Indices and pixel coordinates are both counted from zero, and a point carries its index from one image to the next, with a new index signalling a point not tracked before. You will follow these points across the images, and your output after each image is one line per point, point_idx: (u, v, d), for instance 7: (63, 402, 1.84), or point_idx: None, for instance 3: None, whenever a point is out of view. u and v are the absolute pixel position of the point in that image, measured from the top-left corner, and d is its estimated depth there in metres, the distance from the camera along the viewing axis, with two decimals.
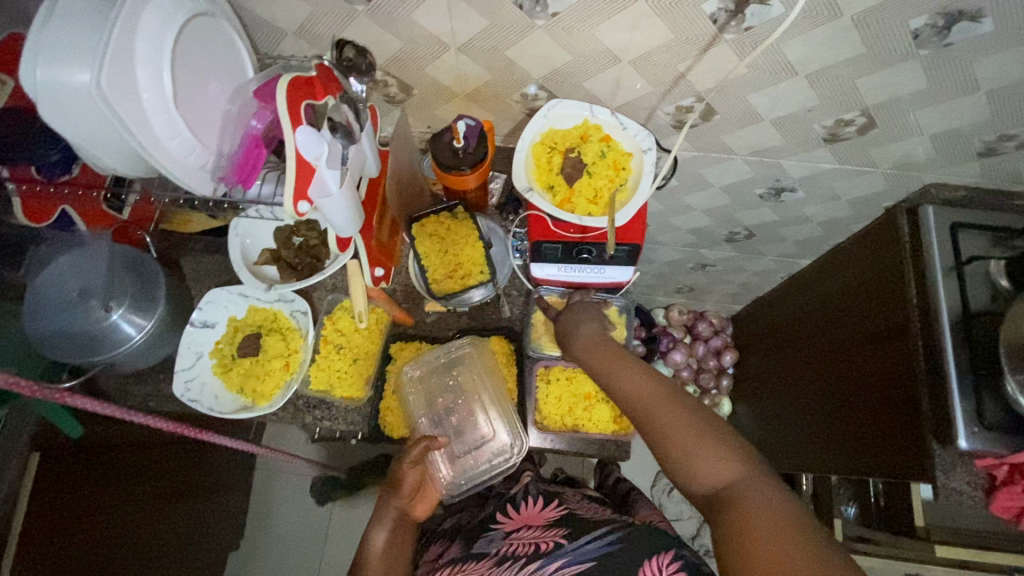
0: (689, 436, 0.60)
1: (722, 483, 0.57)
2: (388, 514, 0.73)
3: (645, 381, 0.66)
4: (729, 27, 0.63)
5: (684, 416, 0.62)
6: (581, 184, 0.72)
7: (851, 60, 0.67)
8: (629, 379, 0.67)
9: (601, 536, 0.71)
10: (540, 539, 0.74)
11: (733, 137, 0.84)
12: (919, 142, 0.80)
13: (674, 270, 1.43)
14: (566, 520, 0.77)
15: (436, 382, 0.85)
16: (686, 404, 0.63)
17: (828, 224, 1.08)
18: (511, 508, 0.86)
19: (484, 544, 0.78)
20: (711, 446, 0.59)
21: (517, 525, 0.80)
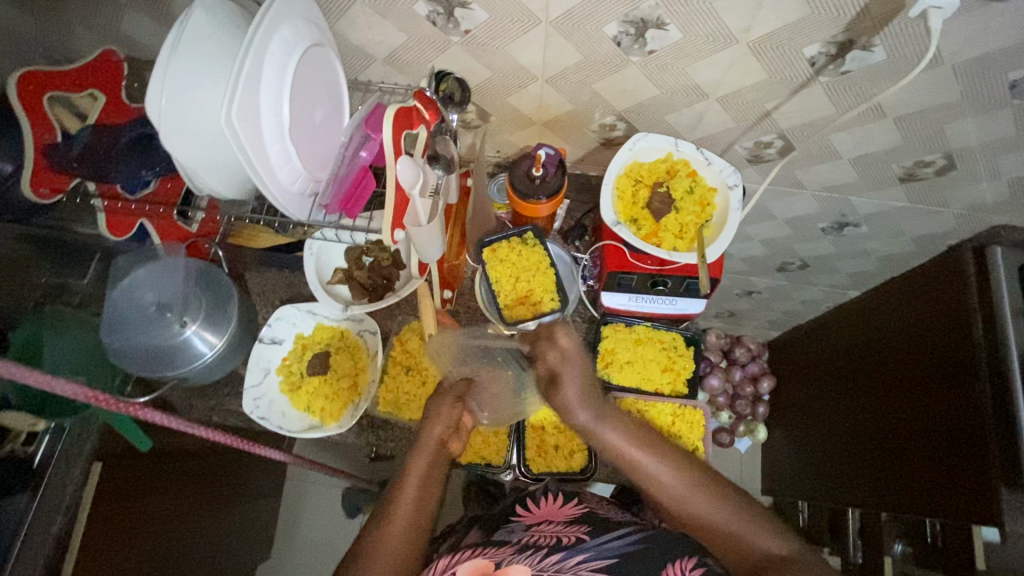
0: (729, 519, 0.64)
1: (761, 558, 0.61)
2: (428, 444, 0.69)
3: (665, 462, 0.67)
4: (826, 70, 0.64)
5: (718, 495, 0.65)
6: (668, 219, 0.72)
7: (944, 105, 0.67)
8: (656, 469, 0.67)
9: (624, 536, 0.66)
10: (563, 535, 0.68)
11: (807, 173, 0.84)
12: (996, 185, 0.80)
13: (718, 296, 1.43)
14: (591, 518, 0.71)
15: (467, 344, 0.84)
16: (717, 485, 0.66)
17: (885, 259, 1.08)
18: (531, 502, 0.78)
19: (504, 533, 0.71)
20: (750, 528, 0.63)
21: (537, 520, 0.73)
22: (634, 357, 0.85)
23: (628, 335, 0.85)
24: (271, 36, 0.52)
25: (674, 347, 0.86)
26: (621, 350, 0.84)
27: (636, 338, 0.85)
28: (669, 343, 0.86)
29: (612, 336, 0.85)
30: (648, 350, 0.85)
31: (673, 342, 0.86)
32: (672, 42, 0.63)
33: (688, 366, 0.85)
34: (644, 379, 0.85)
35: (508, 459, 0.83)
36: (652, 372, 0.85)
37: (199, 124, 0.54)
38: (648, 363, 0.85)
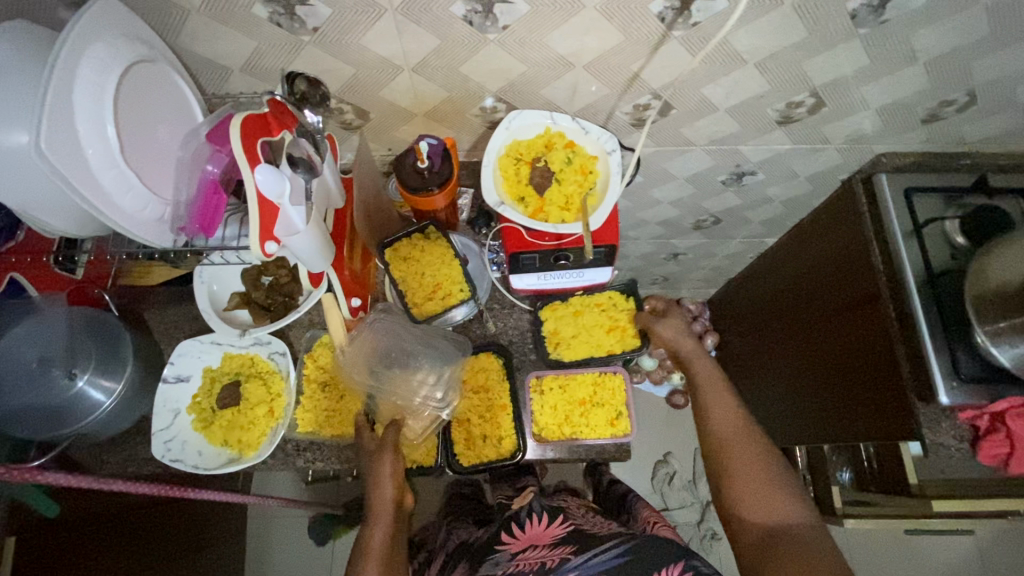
0: (758, 469, 0.70)
1: (778, 522, 0.65)
2: (382, 516, 0.71)
3: (731, 414, 0.75)
4: (676, 24, 0.65)
5: (754, 447, 0.72)
6: (552, 193, 0.71)
7: (796, 45, 0.69)
8: (713, 408, 0.76)
9: (609, 550, 0.71)
10: (547, 558, 0.73)
11: (691, 129, 0.85)
12: (867, 116, 0.84)
13: (648, 263, 1.45)
14: (573, 537, 0.77)
15: (376, 356, 0.79)
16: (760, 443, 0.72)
17: (789, 202, 1.11)
18: (516, 527, 0.84)
19: (490, 566, 0.76)
20: (775, 487, 0.68)
21: (523, 546, 0.78)
22: (577, 329, 0.84)
23: (566, 312, 0.84)
24: (81, 55, 0.49)
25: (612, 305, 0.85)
26: (563, 326, 0.84)
27: (574, 310, 0.84)
28: (607, 304, 0.84)
29: (551, 316, 0.84)
30: (587, 318, 0.84)
31: (609, 300, 0.85)
32: (521, 14, 0.63)
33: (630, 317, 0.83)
34: (595, 348, 0.83)
35: (438, 460, 0.79)
36: (601, 338, 0.83)
37: (17, 160, 0.50)
38: (592, 330, 0.84)
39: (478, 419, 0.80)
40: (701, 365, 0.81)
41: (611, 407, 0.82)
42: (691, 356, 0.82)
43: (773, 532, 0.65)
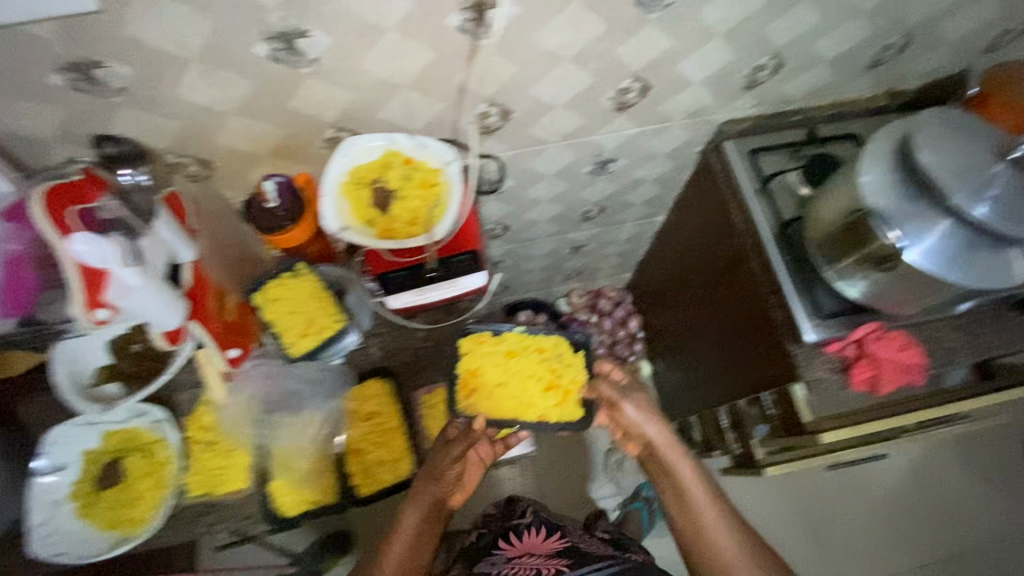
0: None
1: None
2: (423, 498, 0.80)
3: (727, 534, 0.79)
4: (480, 33, 0.68)
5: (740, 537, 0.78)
6: (396, 211, 0.71)
7: (600, 37, 0.73)
8: (714, 529, 0.79)
9: (600, 568, 0.85)
10: (543, 566, 0.90)
11: (538, 128, 0.89)
12: (694, 91, 0.90)
13: (556, 260, 1.49)
14: (566, 551, 0.94)
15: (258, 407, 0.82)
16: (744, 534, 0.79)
17: (661, 182, 1.17)
18: (514, 538, 1.04)
19: (487, 565, 0.95)
20: None
21: (519, 552, 0.98)
22: (509, 372, 0.85)
23: (493, 351, 0.85)
24: None
25: (559, 359, 0.87)
26: (491, 367, 0.84)
27: (508, 351, 0.85)
28: (550, 354, 0.86)
29: (474, 353, 0.84)
30: (523, 363, 0.86)
31: (556, 352, 0.87)
32: (326, 45, 0.65)
33: (574, 381, 0.85)
34: (522, 403, 0.84)
35: (339, 493, 0.81)
36: (530, 391, 0.85)
37: None
38: (522, 378, 0.85)
39: (371, 446, 0.84)
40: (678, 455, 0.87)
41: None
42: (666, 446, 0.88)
43: None
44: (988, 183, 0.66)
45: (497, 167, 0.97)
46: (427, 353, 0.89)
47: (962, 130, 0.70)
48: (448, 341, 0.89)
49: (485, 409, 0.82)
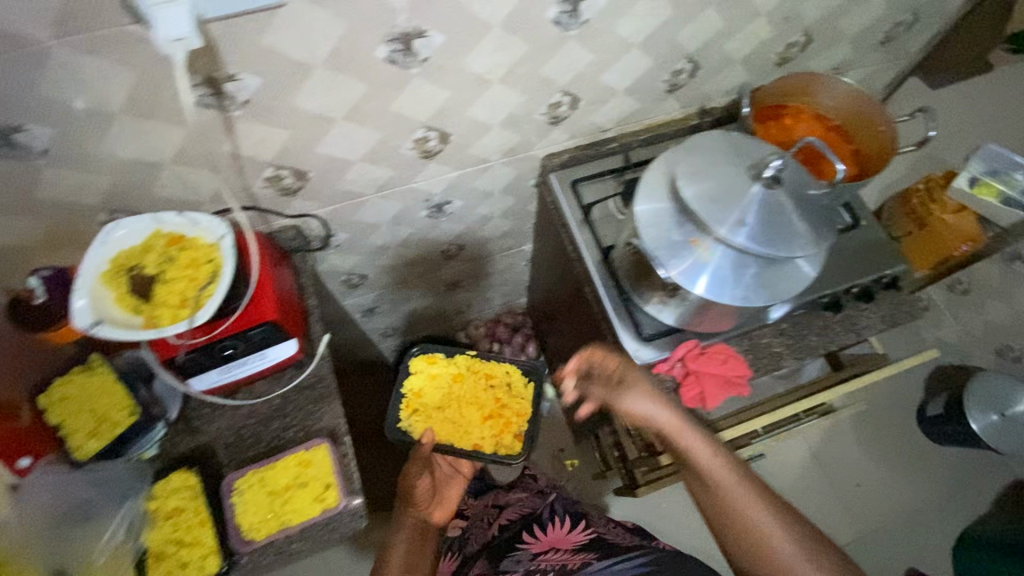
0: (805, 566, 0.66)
1: None
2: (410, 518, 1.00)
3: (753, 498, 0.72)
4: (226, 106, 0.65)
5: (764, 499, 0.72)
6: (161, 294, 0.67)
7: (367, 95, 0.71)
8: (737, 495, 0.72)
9: (631, 561, 0.82)
10: (570, 561, 0.88)
11: (346, 184, 0.86)
12: (500, 132, 0.89)
13: (437, 299, 1.46)
14: (591, 545, 0.92)
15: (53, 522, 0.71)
16: (765, 495, 0.72)
17: (511, 215, 1.17)
18: (540, 530, 1.02)
19: (511, 563, 0.93)
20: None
21: (544, 547, 0.96)
22: (455, 396, 1.10)
23: (440, 376, 1.11)
24: None
25: (505, 389, 1.10)
26: (431, 391, 1.09)
27: (457, 378, 1.11)
28: (498, 381, 1.11)
29: (423, 375, 1.10)
30: (472, 391, 1.09)
31: (502, 381, 1.11)
32: (49, 136, 0.61)
33: (515, 410, 1.08)
34: (461, 430, 1.05)
35: None
36: (469, 418, 1.07)
37: None
38: (465, 403, 1.09)
39: (171, 547, 0.72)
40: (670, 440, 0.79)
41: (319, 483, 0.76)
42: (664, 422, 0.78)
43: None
44: (747, 205, 0.68)
45: (319, 224, 0.94)
46: (253, 430, 0.83)
47: (725, 154, 0.73)
48: (277, 414, 0.84)
49: (424, 424, 1.06)
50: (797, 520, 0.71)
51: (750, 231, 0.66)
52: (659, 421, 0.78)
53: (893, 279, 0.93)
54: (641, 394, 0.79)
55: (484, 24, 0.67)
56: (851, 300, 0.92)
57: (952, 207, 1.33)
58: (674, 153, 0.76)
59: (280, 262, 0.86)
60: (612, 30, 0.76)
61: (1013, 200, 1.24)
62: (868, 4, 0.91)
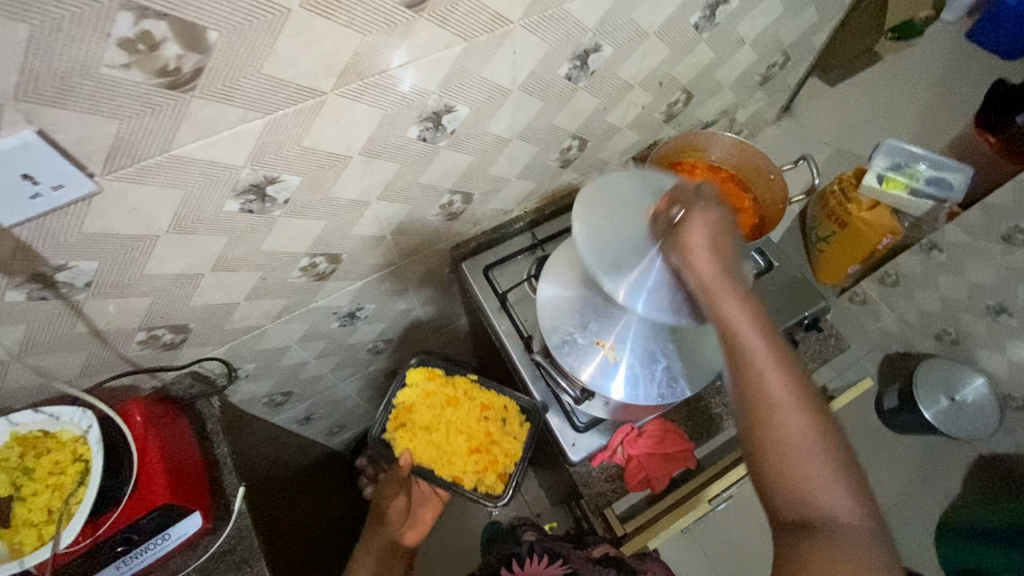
0: (811, 458, 0.51)
1: (830, 518, 0.50)
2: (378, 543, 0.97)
3: (783, 373, 0.53)
4: (64, 291, 0.59)
5: (816, 421, 0.52)
6: (23, 513, 0.61)
7: (230, 244, 0.66)
8: (763, 367, 0.53)
9: None
10: None
11: (236, 323, 0.80)
12: (395, 238, 0.85)
13: (378, 390, 1.39)
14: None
15: None
16: (818, 414, 0.53)
17: (434, 301, 1.12)
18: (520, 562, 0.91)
19: None
20: (826, 476, 0.51)
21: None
22: (445, 422, 0.96)
23: (436, 393, 0.98)
24: None
25: (498, 423, 0.94)
26: (421, 410, 0.97)
27: (451, 401, 0.97)
28: (495, 412, 0.95)
29: (418, 389, 0.98)
30: (464, 419, 0.96)
31: (496, 414, 0.94)
32: None
33: (502, 451, 0.93)
34: (443, 457, 0.94)
35: None
36: (456, 446, 0.95)
37: None
38: (453, 430, 0.96)
39: None
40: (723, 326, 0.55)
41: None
42: (714, 285, 0.55)
43: (812, 524, 0.50)
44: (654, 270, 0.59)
45: (218, 363, 0.86)
46: None
47: (625, 209, 0.65)
48: None
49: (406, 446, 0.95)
50: (844, 454, 0.52)
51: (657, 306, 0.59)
52: (717, 284, 0.54)
53: (813, 318, 0.94)
54: (695, 245, 0.56)
55: (343, 157, 0.64)
56: None
57: (865, 202, 1.23)
58: (576, 208, 0.66)
59: (175, 418, 0.79)
60: (485, 130, 0.74)
61: (920, 191, 1.19)
62: (740, 56, 0.93)
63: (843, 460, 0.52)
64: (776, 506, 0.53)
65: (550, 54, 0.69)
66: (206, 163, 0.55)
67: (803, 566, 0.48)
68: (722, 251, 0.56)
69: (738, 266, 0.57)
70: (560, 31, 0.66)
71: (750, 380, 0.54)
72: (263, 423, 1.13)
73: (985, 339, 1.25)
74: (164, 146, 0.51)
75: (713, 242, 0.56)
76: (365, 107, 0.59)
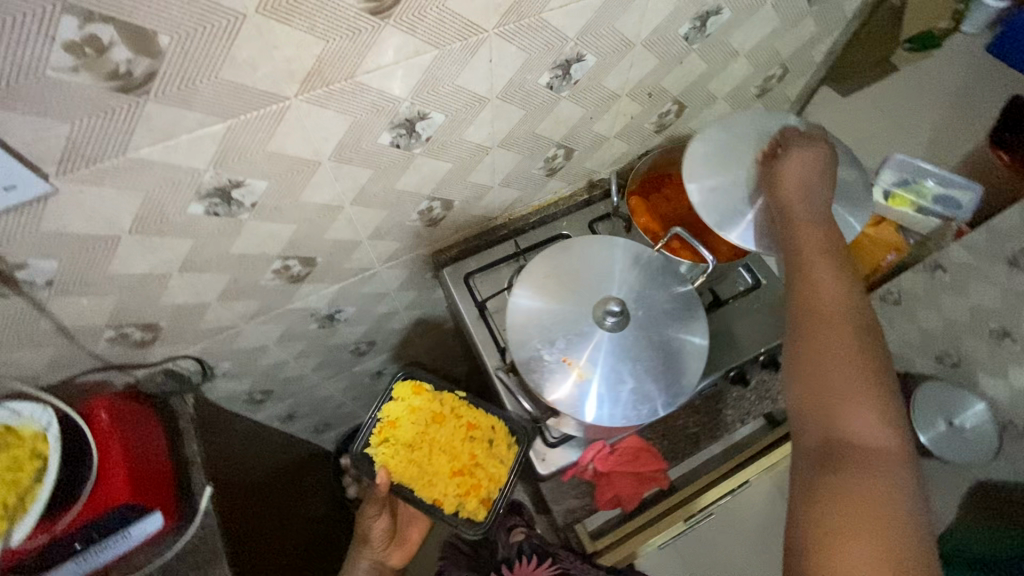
0: (849, 382, 0.55)
1: (862, 439, 0.53)
2: (362, 564, 0.98)
3: (845, 296, 0.59)
4: (27, 289, 0.59)
5: (854, 357, 0.56)
6: None
7: (198, 246, 0.65)
8: (825, 290, 0.60)
9: None
10: None
11: (208, 322, 0.80)
12: (372, 244, 0.84)
13: (363, 390, 1.38)
14: None
15: None
16: (870, 346, 0.57)
17: (417, 305, 1.11)
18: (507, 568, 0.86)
19: None
20: (864, 401, 0.54)
21: None
22: (430, 439, 0.85)
23: (421, 409, 0.86)
24: None
25: (488, 444, 0.82)
26: (405, 424, 0.85)
27: (438, 417, 0.86)
28: (486, 433, 0.83)
29: (403, 403, 0.86)
30: (449, 437, 0.85)
31: (486, 434, 0.83)
32: None
33: (488, 475, 0.82)
34: (424, 479, 0.83)
35: None
36: (437, 467, 0.84)
37: None
38: (437, 449, 0.85)
39: None
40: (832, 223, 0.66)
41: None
42: (793, 209, 0.65)
43: (841, 445, 0.53)
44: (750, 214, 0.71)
45: (193, 361, 0.86)
46: None
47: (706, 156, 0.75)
48: None
49: (386, 465, 0.84)
50: (888, 391, 0.55)
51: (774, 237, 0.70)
52: (795, 206, 0.65)
53: None
54: (788, 176, 0.67)
55: (311, 162, 0.62)
56: (760, 368, 0.89)
57: (871, 220, 1.10)
58: (684, 161, 0.75)
59: (145, 417, 0.78)
60: (462, 138, 0.73)
61: (927, 210, 1.02)
62: (734, 68, 0.90)
63: (886, 394, 0.55)
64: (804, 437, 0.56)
65: (529, 62, 0.67)
66: (166, 167, 0.54)
67: (828, 483, 0.51)
68: (818, 176, 0.66)
69: (823, 194, 0.66)
70: (538, 40, 0.64)
71: (805, 310, 0.60)
72: (235, 420, 1.10)
73: None
74: (120, 149, 0.50)
75: (811, 167, 0.67)
76: (332, 114, 0.58)
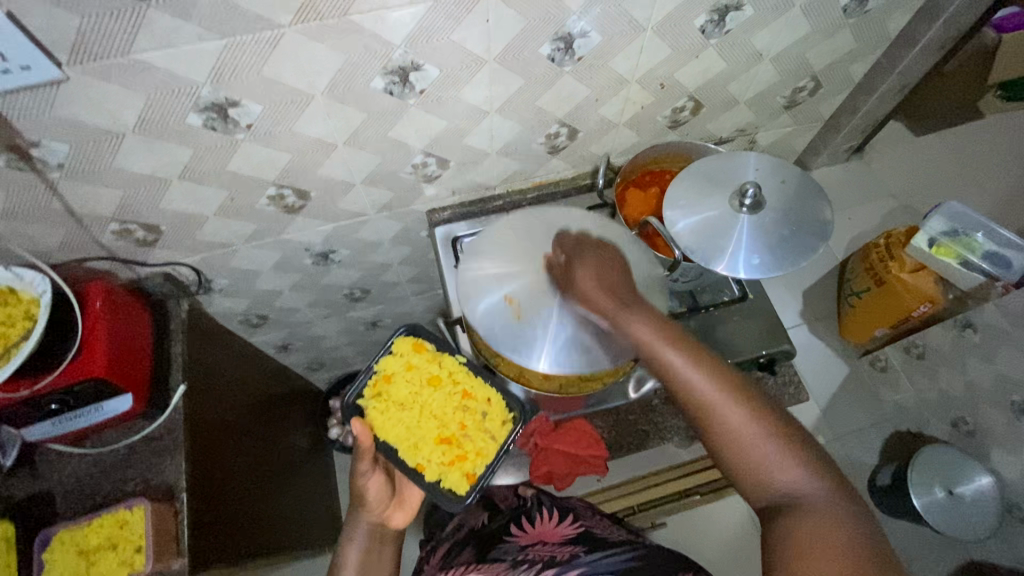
0: (755, 439, 0.57)
1: (790, 490, 0.56)
2: (360, 530, 0.76)
3: (708, 362, 0.61)
4: (41, 167, 0.65)
5: (750, 410, 0.59)
6: None
7: (196, 157, 0.71)
8: (687, 367, 0.61)
9: (617, 555, 0.72)
10: (558, 553, 0.76)
11: (206, 235, 0.86)
12: (366, 189, 0.88)
13: (359, 337, 1.44)
14: (580, 536, 0.81)
15: None
16: (753, 399, 0.60)
17: (412, 262, 1.15)
18: (527, 522, 0.89)
19: (499, 552, 0.81)
20: (775, 451, 0.57)
21: (532, 539, 0.83)
22: (422, 402, 0.84)
23: (418, 368, 0.86)
24: None
25: (478, 417, 0.83)
26: (400, 382, 0.84)
27: (433, 381, 0.85)
28: (478, 406, 0.83)
29: (401, 360, 0.85)
30: (442, 404, 0.84)
31: (478, 407, 0.83)
32: None
33: (474, 446, 0.81)
34: (409, 440, 0.81)
35: None
36: (425, 431, 0.83)
37: None
38: (427, 413, 0.84)
39: None
40: (643, 301, 0.66)
41: (128, 547, 0.74)
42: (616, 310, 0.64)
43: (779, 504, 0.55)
44: (727, 247, 0.75)
45: (191, 270, 0.94)
46: (92, 481, 0.80)
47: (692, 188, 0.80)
48: (118, 466, 0.81)
49: (374, 420, 0.82)
50: (784, 426, 0.59)
51: (754, 269, 0.74)
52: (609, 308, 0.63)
53: (771, 358, 0.88)
54: (587, 281, 0.65)
55: (305, 94, 0.66)
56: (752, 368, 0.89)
57: (909, 264, 1.06)
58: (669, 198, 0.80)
59: (138, 310, 0.85)
60: (459, 97, 0.75)
61: (973, 265, 0.99)
62: (758, 72, 0.88)
63: (783, 430, 0.58)
64: (748, 492, 0.59)
65: (529, 29, 0.68)
66: (167, 74, 0.59)
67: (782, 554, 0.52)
68: (611, 270, 0.67)
69: (625, 287, 0.66)
70: (538, 8, 0.65)
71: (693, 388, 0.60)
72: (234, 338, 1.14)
73: (1001, 437, 1.07)
74: (125, 48, 0.55)
75: (602, 266, 0.67)
76: (325, 49, 0.62)
